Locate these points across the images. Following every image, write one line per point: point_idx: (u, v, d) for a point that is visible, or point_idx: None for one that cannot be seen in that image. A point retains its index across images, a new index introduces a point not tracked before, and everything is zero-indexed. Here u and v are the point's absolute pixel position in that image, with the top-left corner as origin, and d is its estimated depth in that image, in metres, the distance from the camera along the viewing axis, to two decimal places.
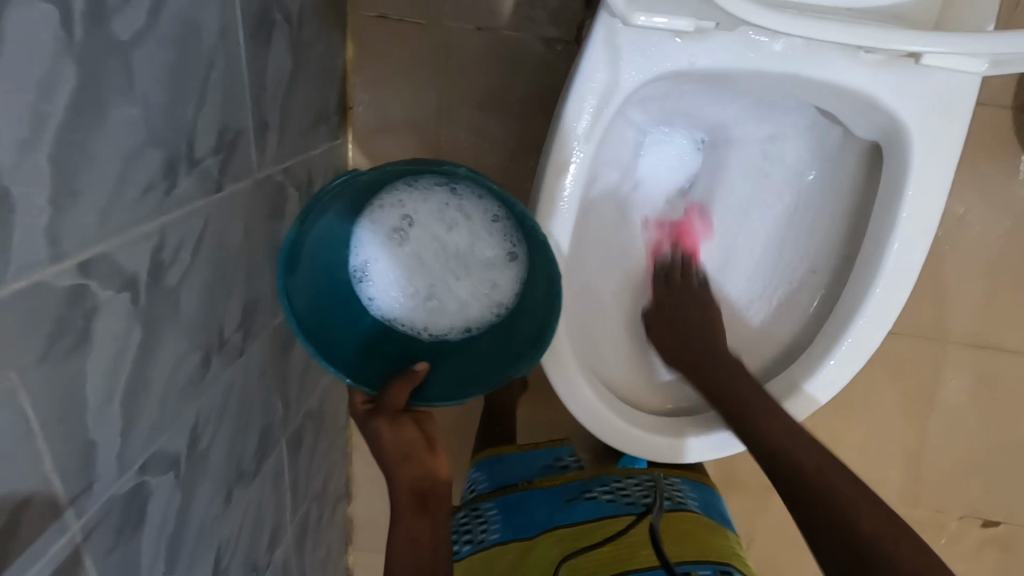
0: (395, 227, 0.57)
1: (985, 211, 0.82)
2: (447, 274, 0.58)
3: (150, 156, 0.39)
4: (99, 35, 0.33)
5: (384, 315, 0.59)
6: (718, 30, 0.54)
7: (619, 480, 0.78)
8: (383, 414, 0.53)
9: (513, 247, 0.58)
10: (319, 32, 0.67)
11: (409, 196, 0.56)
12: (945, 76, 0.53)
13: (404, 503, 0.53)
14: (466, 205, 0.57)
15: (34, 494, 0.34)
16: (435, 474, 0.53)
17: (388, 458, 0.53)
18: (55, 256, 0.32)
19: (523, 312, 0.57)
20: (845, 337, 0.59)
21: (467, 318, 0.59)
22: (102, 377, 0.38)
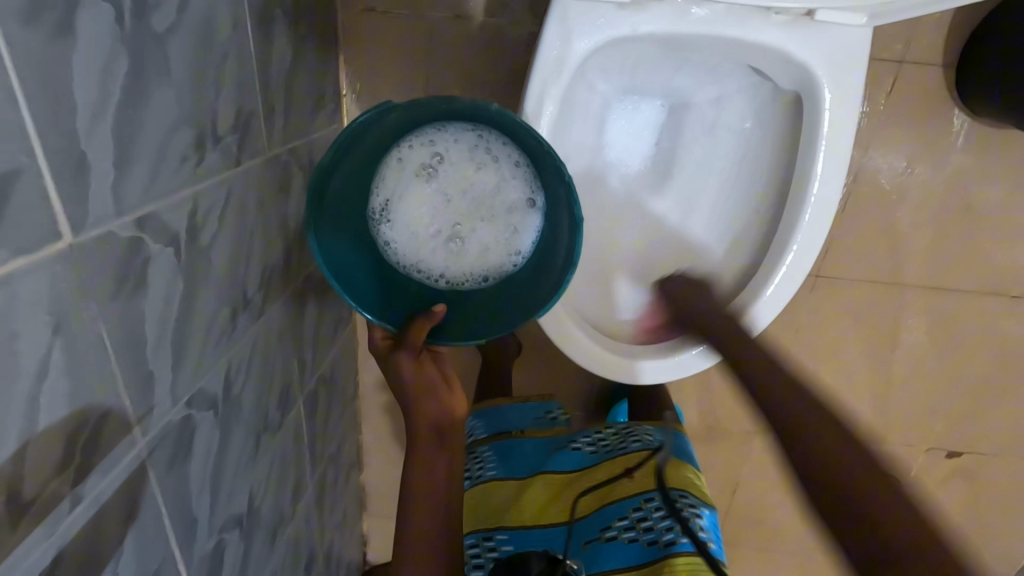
0: (426, 162, 0.65)
1: (925, 162, 0.90)
2: (471, 213, 0.66)
3: (183, 131, 0.46)
4: (143, 28, 0.40)
5: (409, 251, 0.67)
6: (651, 1, 0.61)
7: (599, 431, 0.86)
8: (405, 351, 0.61)
9: (534, 194, 0.66)
10: (312, 25, 0.73)
11: (440, 136, 0.64)
12: (839, 32, 0.61)
13: (423, 435, 0.63)
14: (492, 148, 0.65)
15: (111, 409, 0.41)
16: (452, 412, 0.63)
17: (412, 392, 0.62)
18: (119, 212, 0.40)
19: (542, 258, 0.65)
20: (783, 261, 0.67)
21: (486, 259, 0.67)
22: (156, 317, 0.45)
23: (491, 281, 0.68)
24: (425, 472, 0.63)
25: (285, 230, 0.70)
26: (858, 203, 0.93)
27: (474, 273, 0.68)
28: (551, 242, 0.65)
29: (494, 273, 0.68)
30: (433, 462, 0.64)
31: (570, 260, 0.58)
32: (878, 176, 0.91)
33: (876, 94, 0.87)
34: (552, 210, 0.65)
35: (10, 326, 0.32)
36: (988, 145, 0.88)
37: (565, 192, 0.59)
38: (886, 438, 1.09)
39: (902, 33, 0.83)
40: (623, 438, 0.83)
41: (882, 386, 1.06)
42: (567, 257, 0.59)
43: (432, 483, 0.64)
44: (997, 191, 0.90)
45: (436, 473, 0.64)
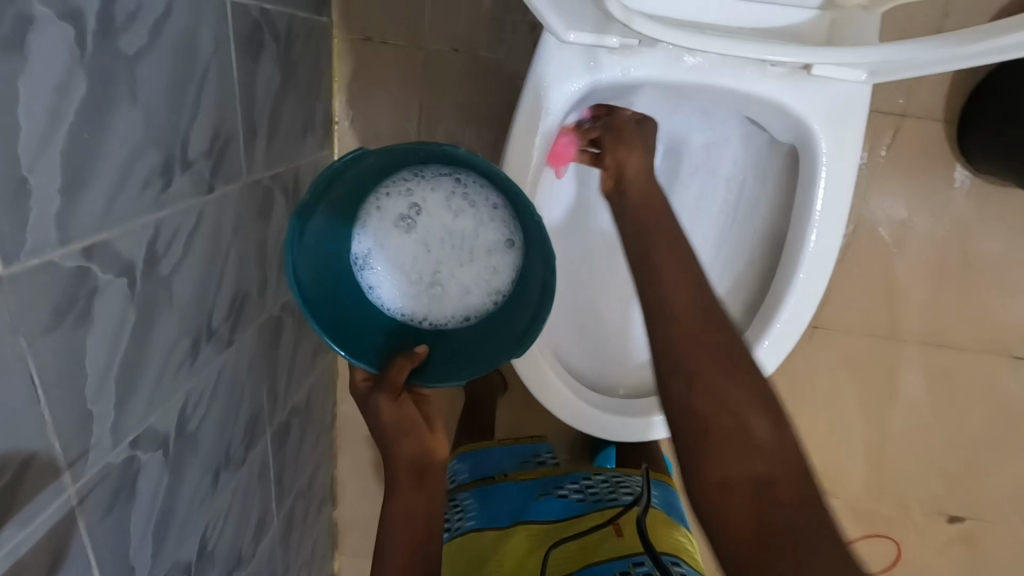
0: (404, 211, 0.64)
1: (927, 214, 0.88)
2: (452, 258, 0.65)
3: (149, 156, 0.44)
4: (107, 47, 0.38)
5: (390, 296, 0.65)
6: (641, 47, 0.60)
7: (587, 477, 0.82)
8: (383, 391, 0.58)
9: (511, 235, 0.64)
10: (305, 50, 0.72)
11: (417, 185, 0.64)
12: (837, 87, 0.60)
13: (401, 478, 0.58)
14: (470, 192, 0.63)
15: (37, 453, 0.37)
16: (432, 453, 0.59)
17: (389, 432, 0.58)
18: (63, 240, 0.37)
19: (520, 297, 0.63)
20: (778, 317, 0.65)
21: (468, 302, 0.65)
22: (100, 351, 0.42)
23: (474, 323, 0.65)
24: (405, 519, 0.57)
25: (263, 257, 0.67)
26: (857, 252, 0.91)
27: (458, 314, 0.65)
28: (528, 279, 0.62)
29: (478, 315, 0.65)
30: (414, 509, 0.57)
31: (546, 297, 0.57)
32: (878, 225, 0.89)
33: (877, 144, 0.85)
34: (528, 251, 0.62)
35: None
36: (990, 201, 0.86)
37: (534, 231, 0.56)
38: (887, 500, 1.04)
39: (902, 86, 0.82)
40: (613, 487, 0.80)
41: (880, 443, 1.01)
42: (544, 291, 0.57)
43: (413, 534, 0.57)
44: (1001, 246, 0.88)
45: (414, 525, 0.57)
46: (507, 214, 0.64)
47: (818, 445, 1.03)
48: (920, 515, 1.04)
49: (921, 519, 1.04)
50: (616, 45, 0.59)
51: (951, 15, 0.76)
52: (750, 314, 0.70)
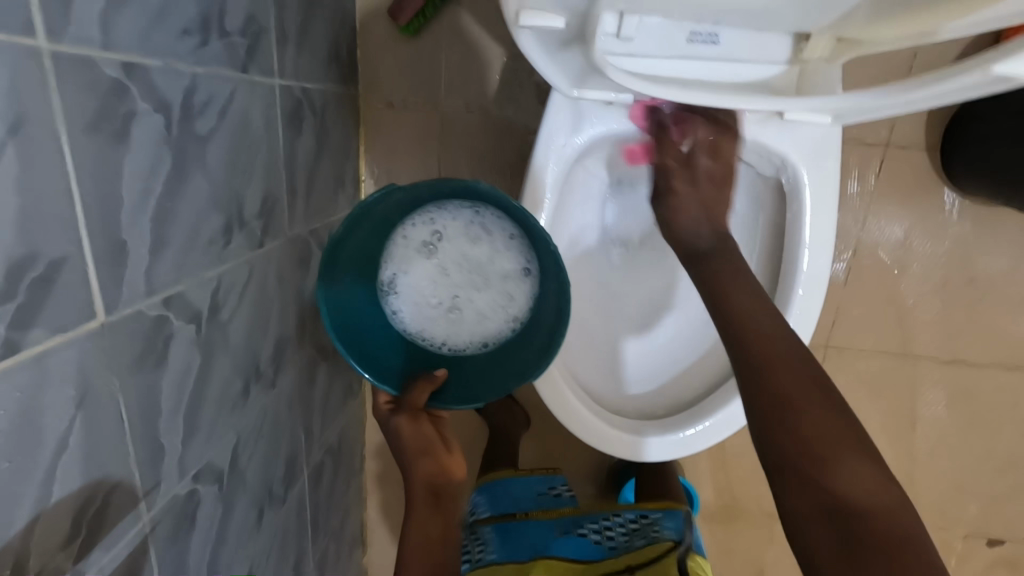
0: (427, 239, 0.69)
1: (923, 236, 0.92)
2: (469, 284, 0.70)
3: (214, 218, 0.51)
4: (186, 130, 0.46)
5: (412, 319, 0.70)
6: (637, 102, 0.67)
7: (608, 518, 0.84)
8: (404, 412, 0.63)
9: (527, 263, 0.69)
10: (337, 119, 0.81)
11: (439, 215, 0.69)
12: (812, 127, 0.66)
13: (418, 497, 0.61)
14: (488, 223, 0.69)
15: (121, 481, 0.42)
16: (450, 474, 0.62)
17: (409, 453, 0.62)
18: (150, 291, 0.43)
19: (534, 326, 0.68)
20: None
21: (485, 327, 0.70)
22: (172, 390, 0.47)
23: (491, 347, 0.70)
24: (421, 538, 0.60)
25: (302, 305, 0.74)
26: (860, 275, 0.94)
27: (475, 339, 0.70)
28: (544, 306, 0.67)
29: (494, 339, 0.70)
30: (432, 528, 0.61)
31: (560, 322, 0.62)
32: (877, 248, 0.93)
33: (866, 172, 0.90)
34: (543, 280, 0.68)
35: (36, 399, 0.34)
36: (984, 220, 0.90)
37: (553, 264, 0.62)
38: (922, 524, 1.04)
39: (884, 119, 0.88)
40: (631, 534, 0.81)
41: (906, 464, 1.02)
42: (558, 320, 0.62)
43: (428, 551, 0.60)
44: (1000, 262, 0.91)
45: (431, 539, 0.61)
46: (524, 242, 0.69)
47: None
48: (959, 538, 1.03)
49: (960, 542, 1.04)
50: (615, 99, 0.66)
51: (919, 54, 0.83)
52: None
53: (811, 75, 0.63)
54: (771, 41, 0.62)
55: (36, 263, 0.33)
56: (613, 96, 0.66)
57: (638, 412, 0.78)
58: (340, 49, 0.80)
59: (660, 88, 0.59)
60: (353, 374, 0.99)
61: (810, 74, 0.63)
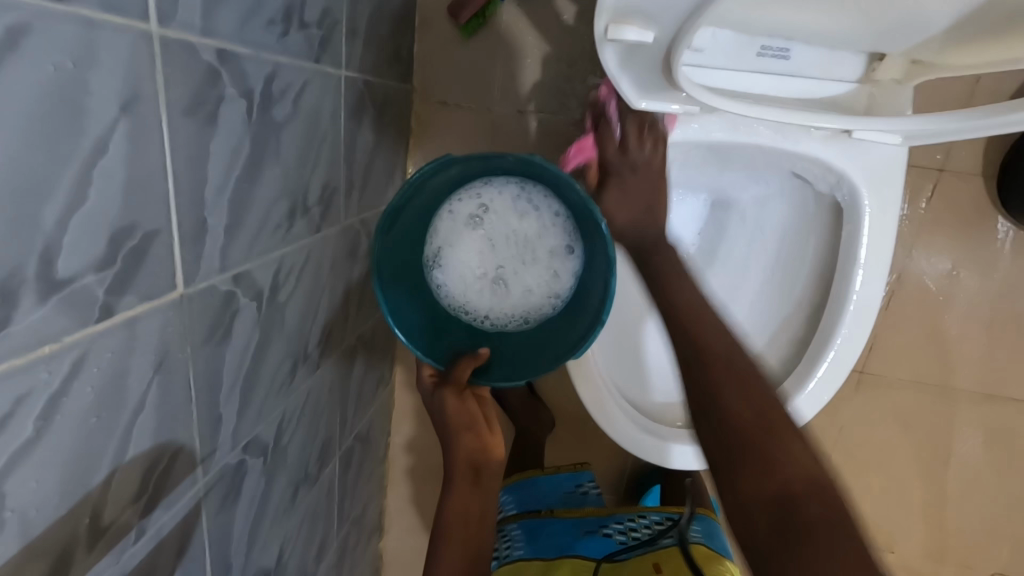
0: (474, 212, 0.70)
1: (973, 267, 0.90)
2: (515, 258, 0.71)
3: (281, 203, 0.53)
4: (266, 117, 0.48)
5: (457, 291, 0.71)
6: (702, 113, 0.66)
7: (632, 519, 0.86)
8: (450, 386, 0.66)
9: (572, 241, 0.70)
10: (393, 114, 0.83)
11: (487, 190, 0.70)
12: (875, 148, 0.65)
13: (460, 472, 0.66)
14: (535, 200, 0.70)
15: (184, 447, 0.44)
16: (490, 451, 0.67)
17: (453, 427, 0.66)
18: (223, 268, 0.45)
19: (579, 302, 0.69)
20: (827, 354, 0.69)
21: (528, 302, 0.72)
22: (233, 365, 0.49)
23: (532, 321, 0.71)
24: (460, 510, 0.64)
25: (348, 292, 0.76)
26: (903, 303, 0.93)
27: (519, 314, 0.72)
28: (588, 285, 0.68)
29: (537, 315, 0.71)
30: (469, 502, 0.65)
31: (606, 301, 0.62)
32: (924, 276, 0.91)
33: (917, 197, 0.89)
34: (590, 257, 0.68)
35: (124, 362, 0.36)
36: None
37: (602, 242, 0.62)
38: (948, 561, 1.02)
39: (941, 144, 0.86)
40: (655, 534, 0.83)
41: (937, 499, 1.00)
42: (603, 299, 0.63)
43: (464, 522, 0.65)
44: None
45: (468, 514, 0.65)
46: (569, 220, 0.70)
47: (874, 500, 1.02)
48: None
49: None
50: (680, 111, 0.65)
51: (983, 81, 0.81)
52: (799, 350, 0.73)
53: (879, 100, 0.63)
54: (838, 61, 0.62)
55: (134, 234, 0.35)
56: (677, 109, 0.65)
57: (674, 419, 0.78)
58: (400, 46, 0.82)
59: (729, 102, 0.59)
60: (385, 364, 1.01)
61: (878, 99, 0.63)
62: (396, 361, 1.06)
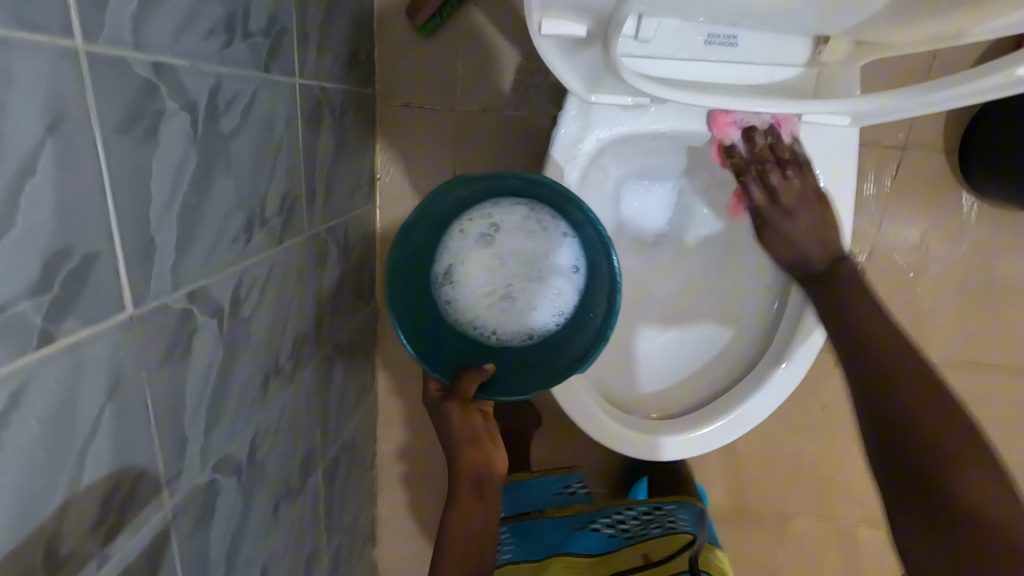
0: (483, 232, 0.71)
1: (942, 241, 0.91)
2: (522, 277, 0.71)
3: (237, 216, 0.52)
4: (212, 129, 0.47)
5: (465, 309, 0.71)
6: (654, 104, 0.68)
7: (620, 512, 0.86)
8: (455, 401, 0.65)
9: (577, 261, 0.71)
10: (356, 119, 0.82)
11: (497, 210, 0.70)
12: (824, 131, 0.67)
13: (463, 487, 0.66)
14: (544, 219, 0.70)
15: (147, 471, 0.43)
16: (494, 466, 0.67)
17: (458, 441, 0.66)
18: (175, 286, 0.44)
19: (583, 320, 0.70)
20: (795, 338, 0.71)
21: (533, 322, 0.71)
22: (196, 384, 0.48)
23: (537, 338, 0.72)
24: (463, 522, 0.66)
25: (319, 302, 0.75)
26: (876, 281, 0.94)
27: (522, 333, 0.72)
28: (592, 302, 0.70)
29: (541, 333, 0.72)
30: (471, 515, 0.67)
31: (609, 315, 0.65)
32: (894, 253, 0.92)
33: (881, 175, 0.89)
34: (595, 276, 0.70)
35: (71, 388, 0.35)
36: (1004, 225, 0.89)
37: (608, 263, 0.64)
38: None
39: (902, 121, 0.87)
40: (645, 525, 0.83)
41: None
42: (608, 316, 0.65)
43: (467, 536, 0.66)
44: (1018, 265, 0.90)
45: (470, 525, 0.67)
46: (577, 240, 0.70)
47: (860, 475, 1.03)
48: None
49: None
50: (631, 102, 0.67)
51: (938, 56, 0.82)
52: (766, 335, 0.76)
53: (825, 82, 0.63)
54: (786, 45, 0.62)
55: (71, 257, 0.35)
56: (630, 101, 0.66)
57: (656, 410, 0.79)
58: (358, 50, 0.81)
59: (681, 92, 0.58)
60: (366, 372, 1.00)
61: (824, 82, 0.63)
62: (377, 367, 1.05)
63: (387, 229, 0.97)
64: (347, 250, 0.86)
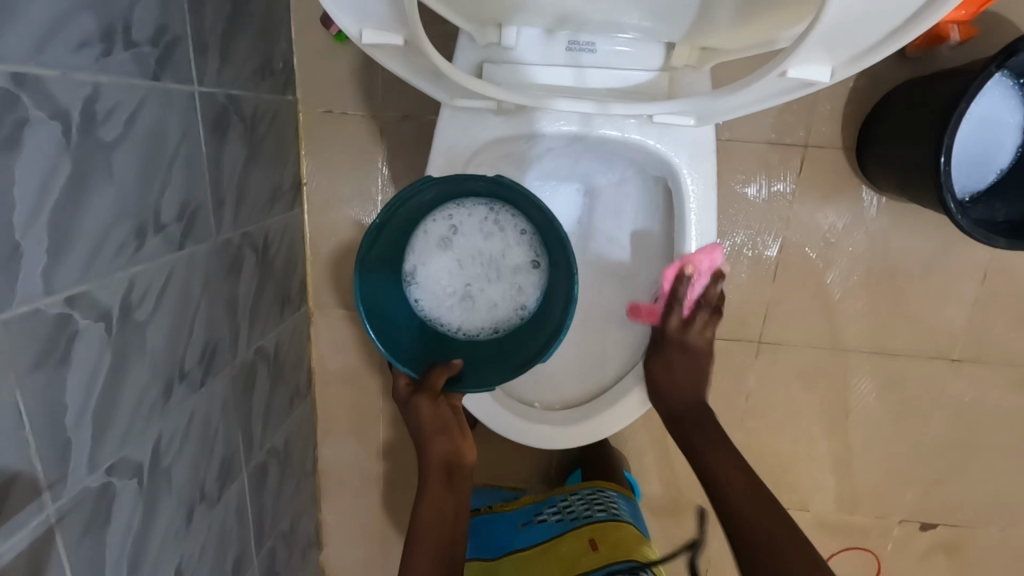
0: (445, 234, 0.73)
1: (847, 233, 0.96)
2: (485, 275, 0.75)
3: (125, 222, 0.53)
4: (88, 136, 0.48)
5: (430, 307, 0.74)
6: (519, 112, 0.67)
7: (564, 499, 0.89)
8: (424, 394, 0.67)
9: (536, 257, 0.75)
10: (272, 127, 0.84)
11: (457, 212, 0.73)
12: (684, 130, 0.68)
13: (434, 475, 0.67)
14: (502, 219, 0.74)
15: (20, 474, 0.44)
16: (463, 455, 0.68)
17: (426, 431, 0.67)
18: (48, 291, 0.45)
19: (542, 313, 0.73)
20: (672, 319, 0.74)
21: (496, 316, 0.75)
22: (80, 388, 0.49)
23: (501, 332, 0.75)
24: (435, 512, 0.65)
25: (234, 307, 0.75)
26: (789, 273, 0.98)
27: (487, 327, 0.75)
28: (551, 296, 0.73)
29: (505, 326, 0.75)
30: (442, 503, 0.66)
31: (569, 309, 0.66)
32: (804, 247, 0.97)
33: (787, 173, 0.94)
34: (553, 271, 0.73)
35: None
36: (902, 217, 0.94)
37: (566, 260, 0.67)
38: (859, 511, 1.08)
39: (803, 121, 0.92)
40: (588, 505, 0.86)
41: (842, 454, 1.06)
42: (566, 302, 0.67)
43: (441, 527, 0.65)
44: (917, 256, 0.95)
45: (443, 516, 0.65)
46: (534, 237, 0.74)
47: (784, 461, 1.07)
48: (895, 524, 1.08)
49: (896, 528, 1.08)
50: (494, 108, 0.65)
51: None
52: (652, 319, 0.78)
53: (683, 82, 0.66)
54: (642, 49, 0.65)
55: None
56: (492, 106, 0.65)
57: (558, 402, 0.81)
58: (272, 60, 0.83)
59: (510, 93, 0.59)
60: (300, 376, 1.01)
61: (682, 81, 0.66)
62: (313, 371, 1.06)
63: (315, 233, 0.98)
64: (271, 255, 0.87)
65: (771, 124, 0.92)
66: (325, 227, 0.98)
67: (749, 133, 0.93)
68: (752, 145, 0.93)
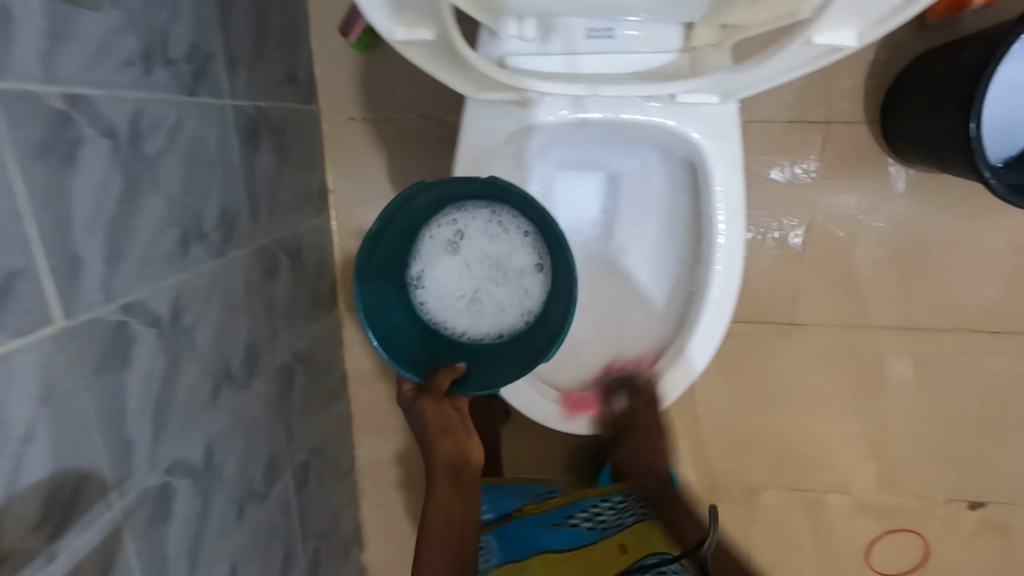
0: (451, 238, 0.75)
1: (875, 207, 0.94)
2: (490, 279, 0.76)
3: (171, 232, 0.55)
4: (137, 149, 0.50)
5: (435, 312, 0.75)
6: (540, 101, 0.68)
7: (596, 504, 0.81)
8: (428, 396, 0.67)
9: (540, 259, 0.75)
10: (298, 136, 0.86)
11: (462, 216, 0.75)
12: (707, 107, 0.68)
13: (440, 476, 0.67)
14: (505, 222, 0.75)
15: (89, 473, 0.47)
16: (469, 455, 0.68)
17: (431, 432, 0.67)
18: (108, 298, 0.48)
19: (545, 315, 0.74)
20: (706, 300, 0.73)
21: (502, 321, 0.76)
22: (138, 391, 0.52)
23: (507, 337, 0.76)
24: (443, 513, 0.65)
25: (272, 311, 0.78)
26: (816, 252, 0.97)
27: (493, 331, 0.76)
28: (553, 298, 0.73)
29: (510, 330, 0.76)
30: (449, 503, 0.66)
31: (569, 310, 0.66)
32: (831, 224, 0.95)
33: (810, 150, 0.93)
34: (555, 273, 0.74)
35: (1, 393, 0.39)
36: (931, 188, 0.92)
37: (565, 259, 0.67)
38: (902, 492, 1.05)
39: (823, 97, 0.91)
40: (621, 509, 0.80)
41: (880, 433, 1.04)
42: (568, 301, 0.67)
43: (450, 527, 0.65)
44: (949, 226, 0.93)
45: (452, 516, 0.66)
46: (537, 240, 0.75)
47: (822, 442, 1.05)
48: (940, 504, 1.05)
49: (942, 508, 1.05)
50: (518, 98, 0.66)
51: None
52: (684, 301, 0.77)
53: (703, 60, 0.66)
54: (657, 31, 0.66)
55: None
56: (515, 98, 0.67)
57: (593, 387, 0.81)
58: (295, 70, 0.85)
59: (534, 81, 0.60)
60: (334, 378, 1.03)
61: (702, 60, 0.66)
62: (347, 373, 1.08)
63: (342, 238, 1.01)
64: (303, 260, 0.90)
65: (790, 102, 0.92)
66: (351, 231, 1.00)
67: (769, 113, 0.92)
68: (773, 124, 0.93)
